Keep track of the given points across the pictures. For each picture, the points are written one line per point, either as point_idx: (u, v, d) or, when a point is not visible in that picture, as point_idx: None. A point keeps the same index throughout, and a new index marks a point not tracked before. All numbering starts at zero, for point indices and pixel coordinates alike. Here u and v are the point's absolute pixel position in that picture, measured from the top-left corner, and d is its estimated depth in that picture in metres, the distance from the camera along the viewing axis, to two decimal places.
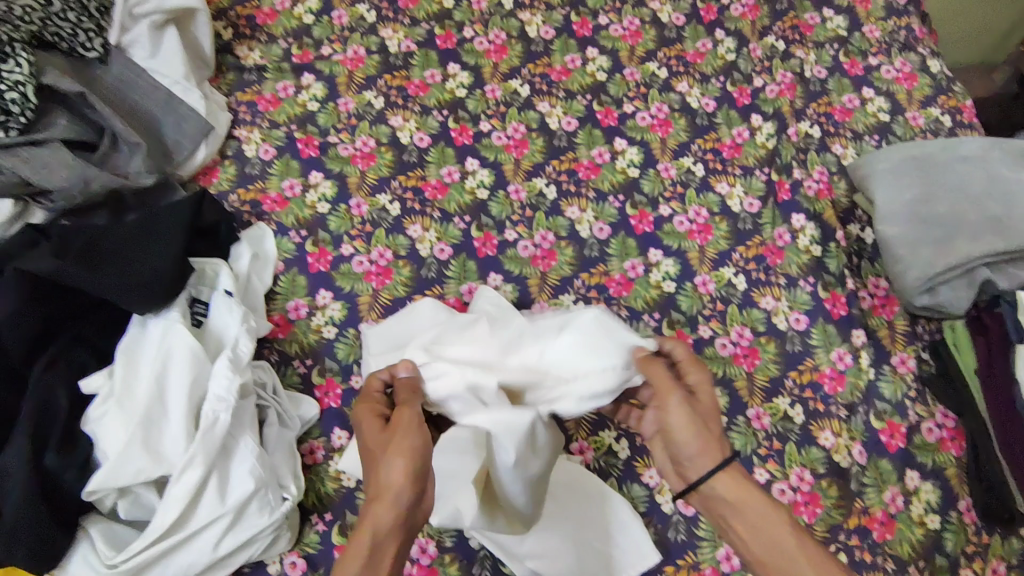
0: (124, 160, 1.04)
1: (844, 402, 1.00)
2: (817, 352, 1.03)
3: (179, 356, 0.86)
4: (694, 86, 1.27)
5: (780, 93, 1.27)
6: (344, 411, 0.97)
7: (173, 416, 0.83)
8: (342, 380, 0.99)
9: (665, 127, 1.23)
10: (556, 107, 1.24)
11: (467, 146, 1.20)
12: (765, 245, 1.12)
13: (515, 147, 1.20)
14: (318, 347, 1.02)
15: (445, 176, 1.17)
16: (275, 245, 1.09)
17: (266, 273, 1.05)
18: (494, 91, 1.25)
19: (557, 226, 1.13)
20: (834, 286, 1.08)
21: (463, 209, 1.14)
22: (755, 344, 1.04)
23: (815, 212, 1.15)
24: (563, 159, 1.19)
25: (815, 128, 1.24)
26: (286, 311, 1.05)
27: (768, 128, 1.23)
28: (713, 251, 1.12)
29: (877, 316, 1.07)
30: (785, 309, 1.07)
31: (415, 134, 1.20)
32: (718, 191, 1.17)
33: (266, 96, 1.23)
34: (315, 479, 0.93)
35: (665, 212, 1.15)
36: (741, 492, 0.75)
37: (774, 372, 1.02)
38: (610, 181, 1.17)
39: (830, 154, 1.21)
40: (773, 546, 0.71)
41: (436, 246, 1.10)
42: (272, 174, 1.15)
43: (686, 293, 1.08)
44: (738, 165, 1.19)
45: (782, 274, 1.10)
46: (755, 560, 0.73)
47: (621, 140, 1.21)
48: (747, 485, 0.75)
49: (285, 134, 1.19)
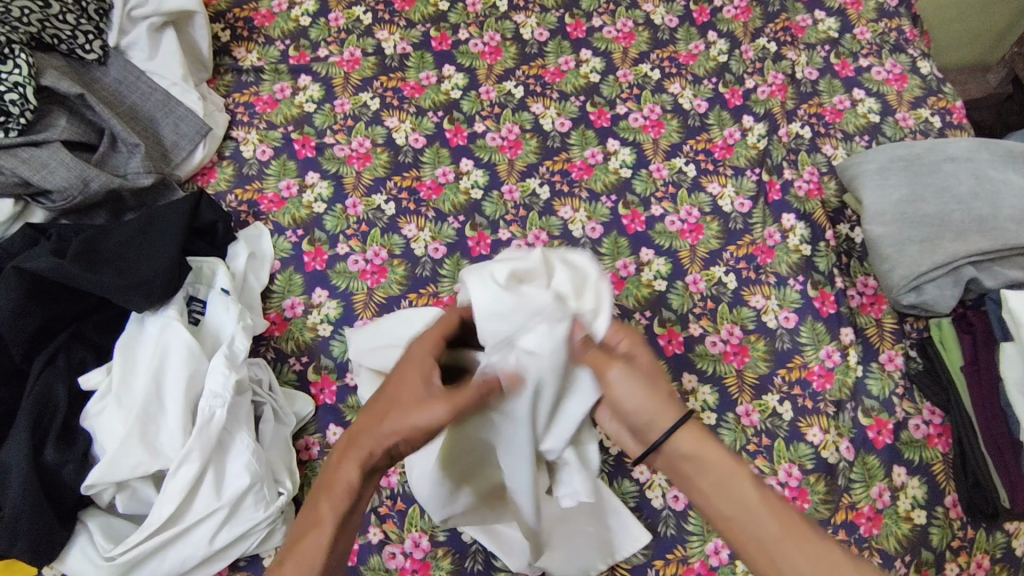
0: (123, 160, 1.06)
1: (832, 399, 1.01)
2: (805, 349, 1.05)
3: (177, 353, 0.87)
4: (686, 87, 1.29)
5: (771, 95, 1.28)
6: (339, 407, 0.99)
7: (170, 412, 0.84)
8: (337, 377, 1.01)
9: (658, 128, 1.24)
10: (550, 108, 1.26)
11: (462, 147, 1.21)
12: (755, 244, 1.14)
13: (509, 147, 1.22)
14: (313, 345, 1.03)
15: (440, 176, 1.18)
16: (272, 244, 1.10)
17: (263, 272, 1.07)
18: (488, 92, 1.27)
19: (550, 226, 1.15)
20: (823, 285, 1.10)
21: (457, 208, 1.15)
22: (745, 342, 1.06)
23: (805, 212, 1.16)
24: (556, 160, 1.21)
25: (806, 129, 1.25)
26: (282, 310, 1.06)
27: (759, 129, 1.25)
28: (704, 250, 1.13)
29: (866, 314, 1.08)
30: (775, 308, 1.08)
31: (410, 135, 1.22)
32: (709, 191, 1.18)
33: (264, 97, 1.24)
34: (310, 475, 0.94)
35: (657, 212, 1.16)
36: (702, 452, 0.70)
37: (764, 370, 1.04)
38: (602, 181, 1.19)
39: (820, 154, 1.23)
40: (740, 510, 0.67)
41: (430, 245, 1.12)
42: (269, 174, 1.17)
43: (677, 291, 1.09)
44: (729, 166, 1.21)
45: (772, 273, 1.11)
46: (719, 519, 0.69)
47: (614, 140, 1.23)
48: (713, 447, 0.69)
49: (282, 135, 1.21)
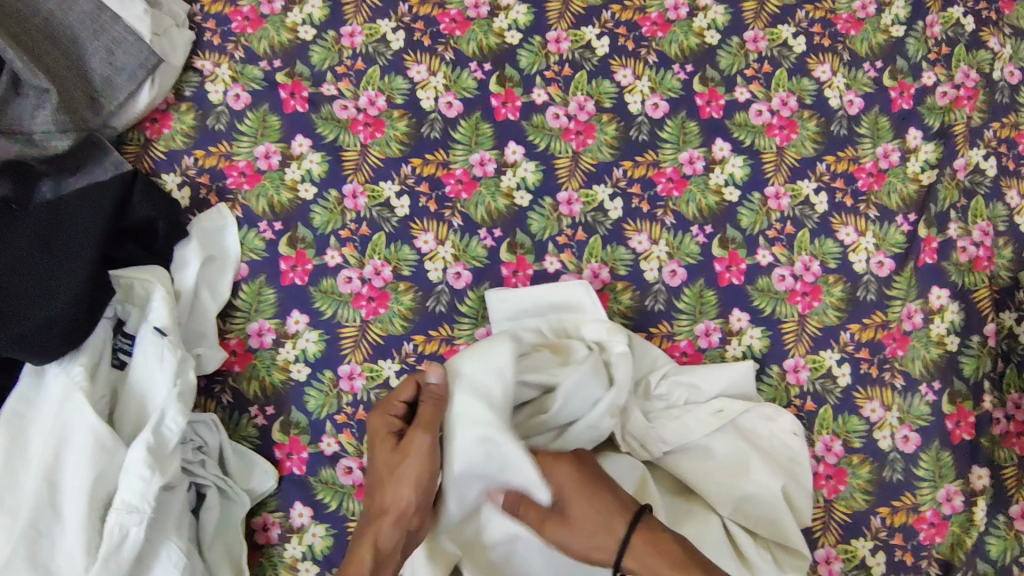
0: (26, 110, 0.74)
1: (940, 558, 0.81)
2: (921, 487, 0.82)
3: (79, 440, 0.63)
4: (839, 71, 0.92)
5: (955, 101, 0.92)
6: (308, 481, 0.76)
7: (68, 522, 0.61)
8: (309, 441, 0.77)
9: (787, 131, 0.89)
10: (641, 79, 0.89)
11: (510, 123, 0.87)
12: (887, 327, 0.85)
13: (576, 133, 0.87)
14: (283, 391, 0.78)
15: (475, 166, 0.85)
16: (239, 239, 0.80)
17: (222, 283, 0.78)
18: (558, 41, 0.89)
19: (615, 259, 0.85)
20: (964, 398, 0.84)
21: (494, 217, 0.84)
22: (844, 464, 0.82)
23: (962, 288, 0.87)
24: (639, 162, 0.87)
25: (990, 161, 0.91)
26: (247, 335, 0.79)
27: (927, 152, 0.90)
28: (817, 324, 0.85)
29: (1009, 447, 0.84)
30: (894, 423, 0.83)
31: (441, 96, 0.86)
32: (840, 237, 0.87)
33: (244, 7, 0.88)
34: (267, 565, 0.75)
35: (763, 260, 0.86)
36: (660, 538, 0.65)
37: (859, 506, 0.82)
38: (697, 203, 0.86)
39: (1001, 204, 0.90)
40: None
41: (451, 269, 0.82)
42: (242, 132, 0.83)
43: (770, 380, 0.83)
44: (874, 203, 0.88)
45: (899, 372, 0.84)
46: None
47: (724, 143, 0.88)
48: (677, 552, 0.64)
49: (264, 72, 0.85)
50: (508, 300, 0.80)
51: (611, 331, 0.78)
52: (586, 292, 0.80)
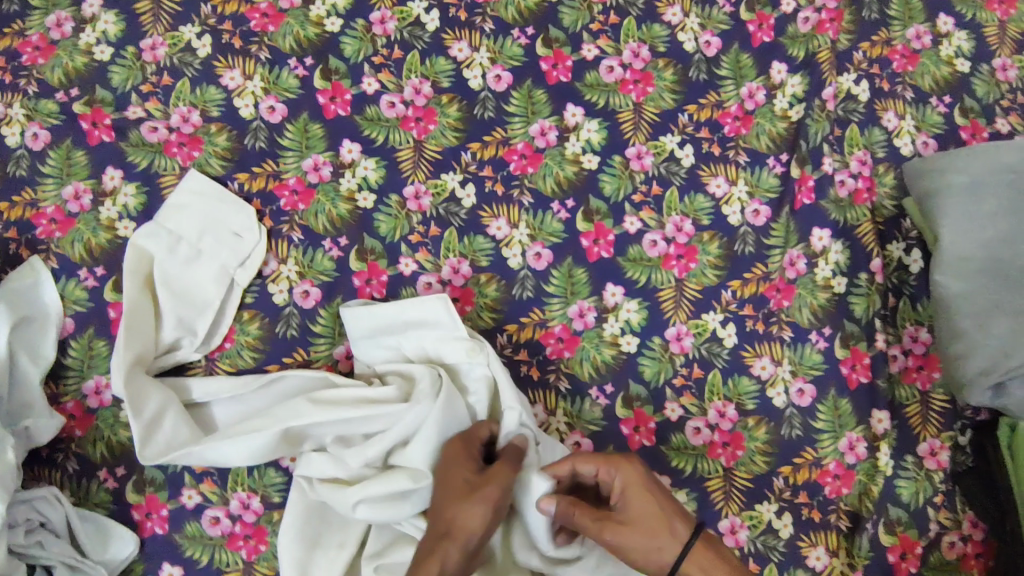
0: None
1: (848, 509, 0.78)
2: (821, 440, 0.79)
3: None
4: (691, 12, 0.86)
5: (818, 26, 0.87)
6: (173, 539, 0.72)
7: None
8: (167, 496, 0.72)
9: (642, 85, 0.83)
10: (479, 51, 0.82)
11: (341, 119, 0.79)
12: (769, 280, 0.81)
13: (415, 120, 0.80)
14: (132, 449, 0.73)
15: (308, 172, 0.78)
16: (59, 293, 0.74)
17: (44, 343, 0.72)
18: (384, 22, 0.82)
19: (475, 250, 0.79)
20: (858, 340, 0.80)
21: (337, 225, 0.77)
22: (740, 429, 0.79)
23: (844, 225, 0.82)
24: (486, 142, 0.81)
25: (862, 85, 0.86)
26: (83, 395, 0.73)
27: (794, 85, 0.85)
28: (695, 287, 0.80)
29: (909, 385, 0.81)
30: (786, 377, 0.80)
31: (261, 101, 0.79)
32: (711, 191, 0.82)
33: (30, 35, 0.80)
34: None
35: (631, 227, 0.81)
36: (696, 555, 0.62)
37: (760, 469, 0.78)
38: (555, 176, 0.81)
39: (878, 129, 0.85)
40: None
41: (297, 288, 0.76)
42: (45, 174, 0.76)
43: (653, 353, 0.79)
44: (743, 148, 0.83)
45: (787, 323, 0.80)
46: None
47: (576, 107, 0.82)
48: (717, 567, 0.62)
49: (61, 105, 0.78)
50: (360, 317, 0.73)
51: (469, 354, 0.72)
52: (444, 307, 0.73)
